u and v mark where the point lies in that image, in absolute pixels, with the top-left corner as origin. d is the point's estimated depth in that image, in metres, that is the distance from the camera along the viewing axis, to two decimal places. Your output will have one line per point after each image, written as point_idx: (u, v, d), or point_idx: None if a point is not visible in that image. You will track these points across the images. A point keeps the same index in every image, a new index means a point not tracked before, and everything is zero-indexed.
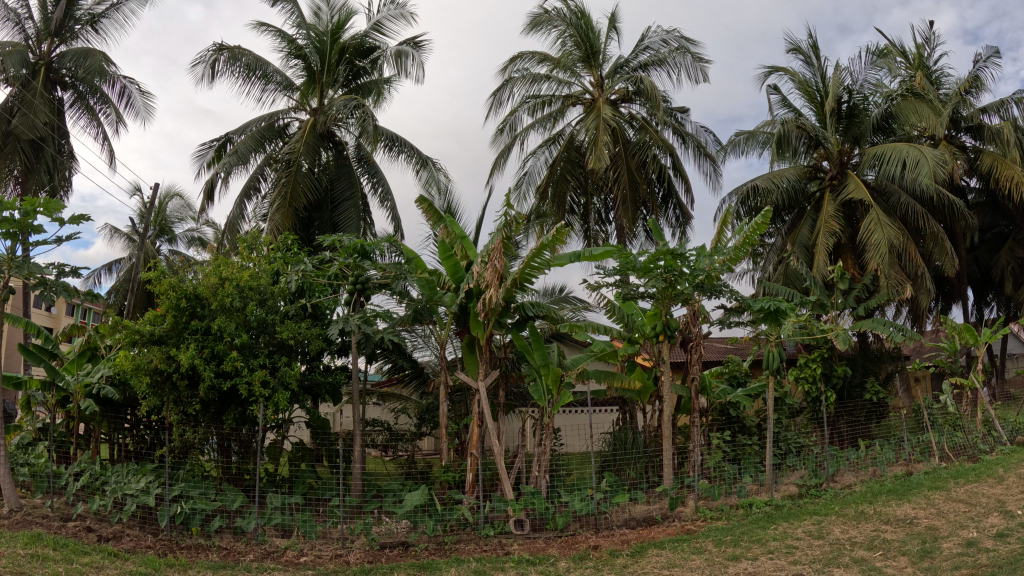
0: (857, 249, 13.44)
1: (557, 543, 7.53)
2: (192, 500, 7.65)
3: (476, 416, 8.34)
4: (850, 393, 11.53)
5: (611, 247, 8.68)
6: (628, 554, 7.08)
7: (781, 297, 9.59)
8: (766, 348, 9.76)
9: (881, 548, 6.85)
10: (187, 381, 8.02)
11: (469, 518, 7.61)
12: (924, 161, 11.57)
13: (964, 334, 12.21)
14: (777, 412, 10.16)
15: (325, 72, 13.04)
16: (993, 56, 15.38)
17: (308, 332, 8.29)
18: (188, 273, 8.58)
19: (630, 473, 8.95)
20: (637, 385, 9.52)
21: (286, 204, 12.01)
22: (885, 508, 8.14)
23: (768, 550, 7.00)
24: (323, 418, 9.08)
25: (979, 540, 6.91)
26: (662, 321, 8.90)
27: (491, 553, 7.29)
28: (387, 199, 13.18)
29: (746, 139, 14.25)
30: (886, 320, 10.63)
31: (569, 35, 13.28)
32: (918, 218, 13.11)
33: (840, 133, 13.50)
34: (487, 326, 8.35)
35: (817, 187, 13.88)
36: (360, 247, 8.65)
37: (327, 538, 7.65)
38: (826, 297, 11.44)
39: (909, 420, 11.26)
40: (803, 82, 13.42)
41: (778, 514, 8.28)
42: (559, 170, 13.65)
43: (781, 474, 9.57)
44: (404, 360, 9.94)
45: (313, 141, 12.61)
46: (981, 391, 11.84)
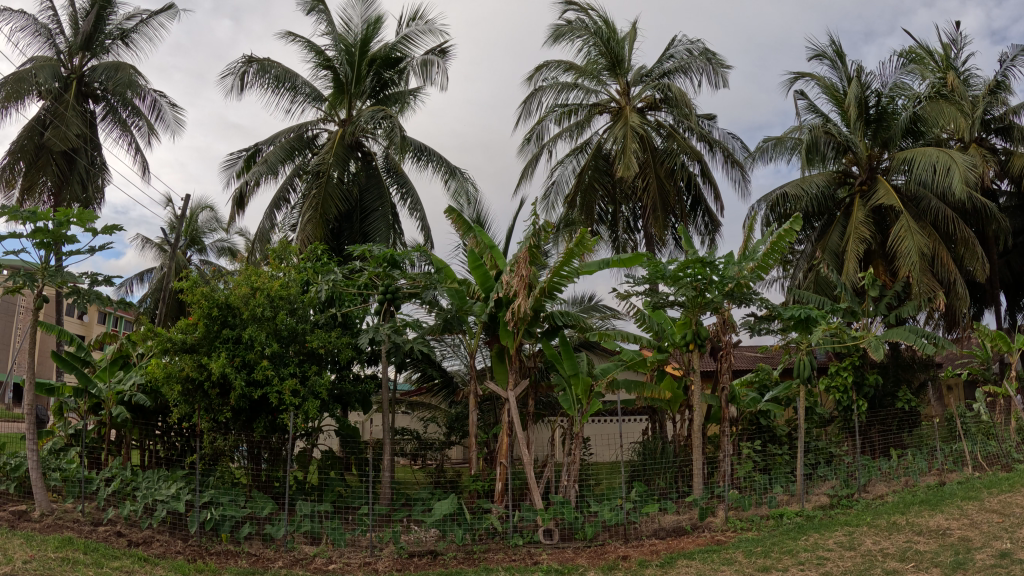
0: (888, 255, 13.24)
1: (585, 552, 7.48)
2: (221, 507, 7.80)
3: (505, 426, 8.34)
4: (881, 402, 11.44)
5: (640, 254, 8.59)
6: (658, 564, 7.03)
7: (812, 305, 9.47)
8: (797, 357, 9.53)
9: (913, 560, 6.72)
10: (219, 389, 8.14)
11: (498, 527, 7.63)
12: (956, 166, 11.37)
13: (997, 341, 11.90)
14: (807, 421, 10.16)
15: (353, 83, 13.21)
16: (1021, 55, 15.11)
17: (338, 342, 8.37)
18: (219, 282, 8.70)
19: (659, 483, 8.87)
20: (667, 395, 9.54)
21: (317, 215, 12.15)
22: (917, 518, 7.98)
23: (799, 561, 6.90)
24: (352, 427, 9.11)
25: (1013, 551, 6.74)
26: (692, 330, 8.74)
27: (520, 562, 7.26)
28: (417, 209, 13.28)
29: (774, 146, 14.10)
30: (919, 328, 10.38)
31: (594, 44, 13.30)
32: (949, 222, 12.87)
33: (869, 139, 13.28)
34: (516, 335, 8.36)
35: (846, 193, 13.73)
36: (390, 256, 8.61)
37: (356, 546, 7.64)
38: (858, 304, 11.23)
39: (942, 429, 11.03)
40: (830, 86, 13.30)
41: (809, 525, 8.15)
42: (587, 179, 13.64)
43: (811, 485, 9.41)
44: (432, 369, 9.98)
45: (342, 151, 12.74)
46: (1016, 399, 11.56)
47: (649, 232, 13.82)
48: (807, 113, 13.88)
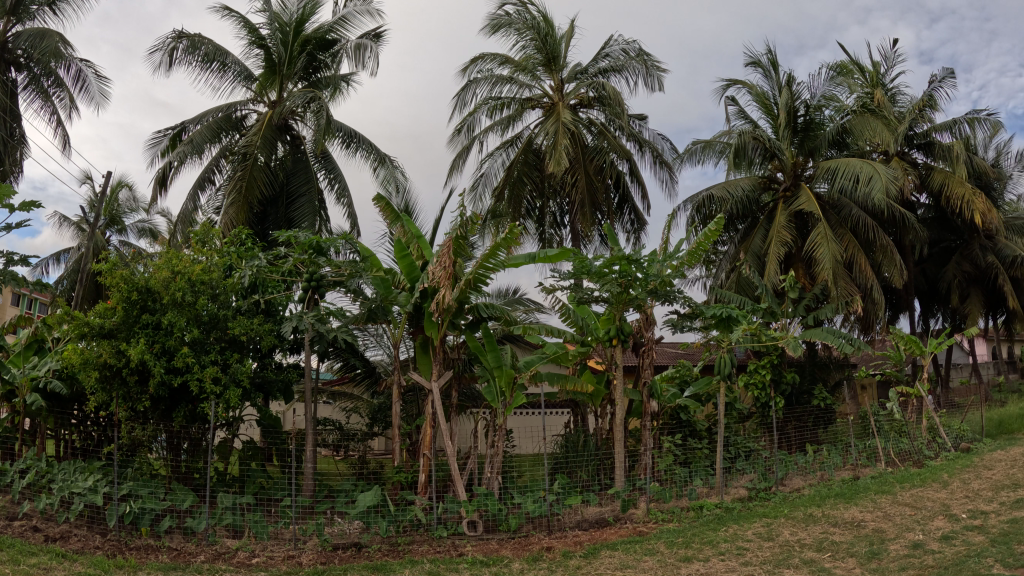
0: (806, 259, 13.80)
1: (509, 544, 7.54)
2: (140, 499, 7.51)
3: (428, 418, 8.27)
4: (799, 399, 11.89)
5: (566, 249, 8.61)
6: (581, 555, 7.11)
7: (733, 305, 9.74)
8: (718, 355, 9.80)
9: (830, 550, 7.01)
10: (138, 376, 7.83)
11: (422, 519, 7.57)
12: (877, 177, 11.84)
13: (910, 344, 12.46)
14: (727, 416, 10.36)
15: (286, 64, 12.90)
16: (948, 77, 15.87)
17: (261, 329, 8.16)
18: (139, 265, 8.32)
19: (581, 476, 8.94)
20: (589, 388, 9.52)
21: (240, 198, 11.83)
22: (832, 511, 8.34)
23: (719, 551, 7.10)
24: (275, 417, 8.91)
25: (925, 542, 7.11)
26: (616, 326, 8.98)
27: (444, 554, 7.24)
28: (344, 195, 13.08)
29: (703, 149, 14.43)
30: (835, 330, 10.80)
31: (531, 39, 13.35)
32: (868, 230, 13.40)
33: (795, 147, 13.75)
34: (441, 326, 8.29)
35: (771, 199, 14.18)
36: (316, 243, 8.32)
37: (279, 539, 7.52)
38: (778, 305, 11.59)
39: (857, 426, 11.55)
40: (761, 95, 13.69)
41: (728, 516, 8.43)
42: (516, 173, 13.69)
43: (730, 478, 9.74)
44: (356, 359, 9.86)
45: (270, 134, 12.42)
46: (926, 399, 12.19)
47: (576, 227, 13.97)
48: (737, 118, 14.26)
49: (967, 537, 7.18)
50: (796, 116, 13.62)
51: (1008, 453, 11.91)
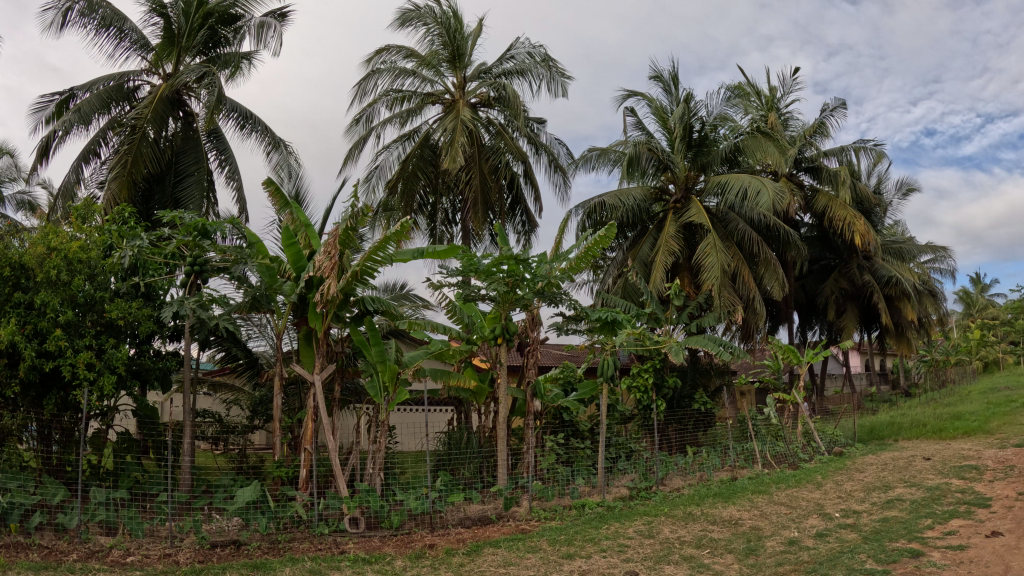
0: (692, 268, 14.41)
1: (392, 541, 7.46)
2: (10, 493, 6.90)
3: (310, 411, 8.04)
4: (679, 403, 12.35)
5: (456, 246, 8.61)
6: (464, 552, 7.13)
7: (620, 309, 10.01)
8: (602, 357, 9.99)
9: (708, 546, 7.32)
10: (6, 359, 7.28)
11: (303, 515, 7.42)
12: (765, 191, 12.41)
13: (788, 354, 13.13)
14: (609, 418, 10.55)
15: (185, 36, 12.32)
16: (839, 107, 16.90)
17: (138, 313, 7.68)
18: (12, 238, 7.77)
19: (465, 473, 9.15)
20: (473, 385, 9.58)
21: (124, 173, 11.20)
22: (711, 509, 8.72)
23: (601, 548, 7.29)
24: (152, 408, 8.42)
25: (800, 539, 7.54)
26: (501, 325, 9.09)
27: (325, 552, 7.08)
28: (235, 178, 12.66)
29: (599, 156, 14.80)
30: (716, 340, 11.22)
31: (438, 34, 13.33)
32: (752, 244, 14.14)
33: (689, 161, 14.19)
34: (325, 318, 8.12)
35: (659, 209, 14.82)
36: (201, 226, 8.01)
37: (155, 536, 7.17)
38: (662, 311, 11.98)
39: (735, 430, 12.11)
40: (660, 109, 14.17)
41: (609, 514, 8.66)
42: (411, 167, 13.57)
43: (612, 477, 9.98)
44: (237, 350, 9.50)
45: (163, 109, 11.86)
46: (801, 406, 12.95)
47: (468, 225, 14.06)
48: (635, 130, 14.70)
49: (839, 534, 7.69)
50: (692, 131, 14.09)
51: (873, 457, 12.81)
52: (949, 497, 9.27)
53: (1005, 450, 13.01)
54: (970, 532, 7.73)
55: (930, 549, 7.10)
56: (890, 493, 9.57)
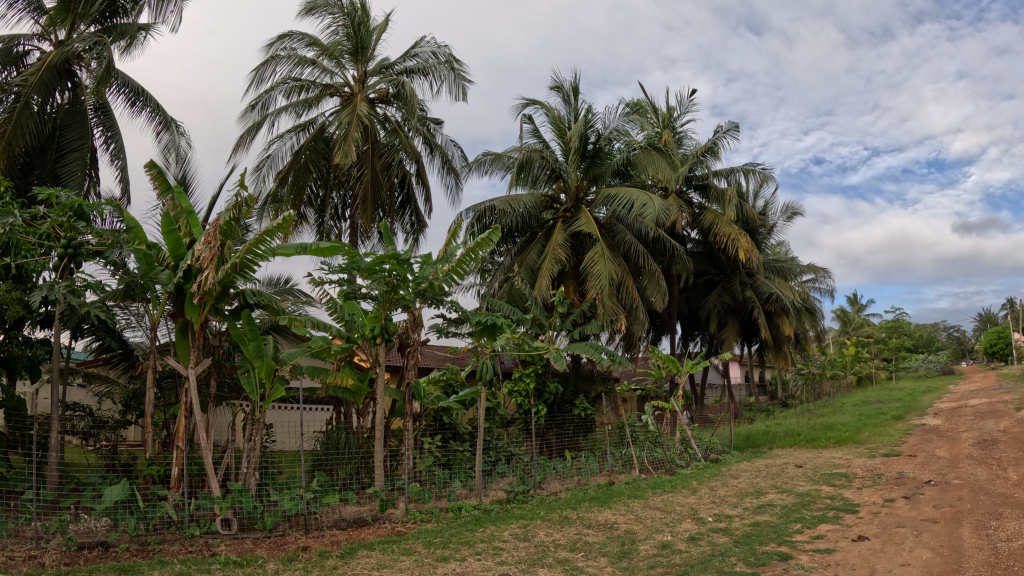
0: (577, 276, 14.86)
1: (265, 543, 7.33)
2: None
3: (184, 407, 7.83)
4: (560, 408, 12.84)
5: (339, 243, 8.54)
6: (337, 555, 7.07)
7: (500, 314, 10.34)
8: (480, 361, 10.48)
9: (582, 550, 7.52)
10: None
11: (173, 516, 7.16)
12: (650, 206, 12.91)
13: (668, 363, 13.76)
14: (489, 421, 10.73)
15: (80, 4, 11.51)
16: (732, 129, 17.71)
17: (4, 296, 7.16)
18: None
19: (341, 475, 9.10)
20: (350, 384, 9.56)
21: (1, 144, 10.45)
22: (586, 513, 8.98)
23: (475, 551, 7.37)
24: (18, 399, 8.01)
25: (673, 543, 7.84)
26: (381, 325, 9.02)
27: (196, 554, 6.87)
28: (121, 157, 12.05)
29: (493, 160, 15.09)
30: (596, 345, 11.74)
31: (343, 25, 13.21)
32: (638, 256, 14.66)
33: (581, 172, 14.63)
34: (202, 310, 7.84)
35: (550, 216, 15.22)
36: (78, 206, 7.67)
37: (20, 537, 6.76)
38: (546, 317, 12.66)
39: (614, 436, 12.60)
40: (557, 118, 14.53)
41: (484, 517, 8.86)
42: (303, 158, 13.40)
43: (490, 481, 10.23)
44: (112, 340, 9.05)
45: (51, 79, 11.17)
46: (679, 414, 13.77)
47: (356, 221, 14.04)
48: (530, 137, 15.03)
49: (710, 538, 8.04)
50: (588, 142, 14.42)
51: (747, 464, 13.68)
52: (819, 503, 9.99)
53: (871, 460, 14.70)
54: (836, 536, 8.29)
55: (799, 552, 7.52)
56: (761, 498, 10.14)
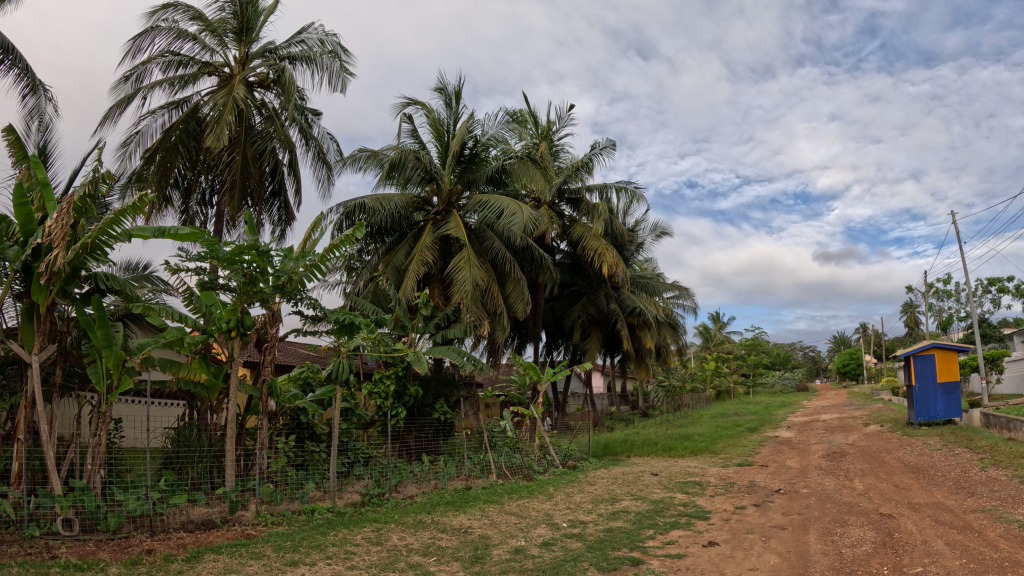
0: (443, 280, 16.13)
1: (109, 546, 7.11)
2: None
3: (25, 397, 7.48)
4: (421, 411, 13.58)
5: (200, 230, 8.55)
6: (183, 559, 6.94)
7: (358, 315, 11.43)
8: (336, 360, 11.18)
9: (435, 554, 7.74)
10: None
11: (12, 515, 6.89)
12: (518, 215, 14.60)
13: (532, 371, 15.70)
14: (347, 422, 11.55)
15: None
16: (608, 147, 18.52)
17: None
18: None
19: (191, 474, 8.99)
20: (203, 378, 9.27)
21: None
22: (441, 517, 9.64)
23: (326, 555, 7.50)
24: None
25: (526, 548, 8.16)
26: (237, 317, 9.18)
27: (36, 557, 6.62)
28: None
29: (368, 157, 15.51)
30: (458, 350, 13.07)
31: (230, 2, 13.07)
32: (504, 263, 16.46)
33: (457, 175, 16.26)
34: (50, 292, 7.53)
35: (422, 218, 16.70)
36: None
37: None
38: (409, 321, 13.39)
39: (473, 441, 13.94)
40: (437, 122, 15.98)
41: (337, 520, 9.28)
42: (174, 138, 13.48)
43: (346, 483, 10.92)
44: None
45: None
46: (539, 421, 15.61)
47: (222, 209, 14.28)
48: (408, 138, 16.06)
49: (563, 543, 8.48)
50: (465, 148, 15.85)
51: (603, 471, 15.41)
52: (672, 510, 11.16)
53: (724, 469, 16.63)
54: (686, 543, 9.02)
55: (649, 557, 8.09)
56: (614, 505, 11.24)
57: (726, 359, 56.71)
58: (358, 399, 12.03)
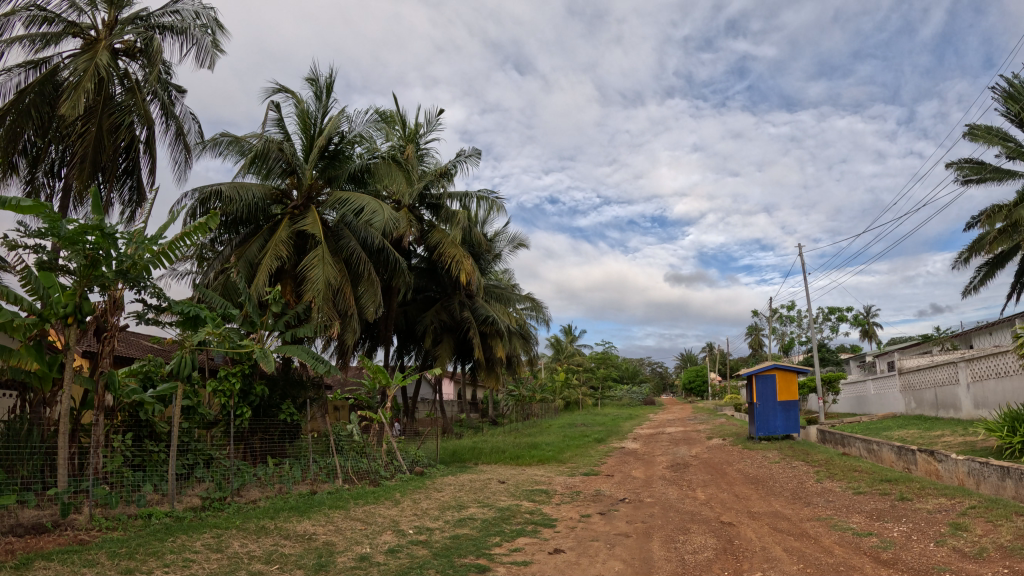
0: (294, 276, 17.62)
1: None
2: None
3: None
4: (267, 412, 14.11)
5: (41, 203, 8.18)
6: (11, 566, 6.63)
7: (204, 309, 11.94)
8: (180, 355, 11.30)
9: (276, 562, 8.28)
10: None
11: None
12: (380, 213, 16.29)
13: (379, 376, 17.76)
14: (188, 421, 11.62)
15: None
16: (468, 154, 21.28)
17: None
18: None
19: (20, 472, 8.24)
20: (33, 367, 8.77)
21: None
22: (284, 524, 10.40)
23: (164, 562, 7.57)
24: None
25: (372, 555, 8.99)
26: (76, 303, 8.78)
27: None
28: None
29: (231, 142, 16.80)
30: (304, 350, 13.93)
31: None
32: (357, 262, 17.59)
33: (319, 169, 17.86)
34: None
35: (279, 210, 17.82)
36: None
37: None
38: (258, 316, 14.44)
39: (318, 444, 14.67)
40: (304, 114, 17.40)
41: (175, 526, 9.42)
42: (28, 101, 12.46)
43: (186, 486, 11.01)
44: None
45: None
46: (384, 424, 17.11)
47: (70, 182, 13.38)
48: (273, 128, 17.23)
49: (409, 551, 9.38)
50: (330, 143, 17.65)
51: (451, 478, 16.89)
52: (519, 517, 12.29)
53: (571, 478, 18.01)
54: (533, 549, 9.82)
55: (496, 564, 8.71)
56: (462, 513, 12.52)
57: (574, 372, 61.52)
58: (200, 398, 12.22)
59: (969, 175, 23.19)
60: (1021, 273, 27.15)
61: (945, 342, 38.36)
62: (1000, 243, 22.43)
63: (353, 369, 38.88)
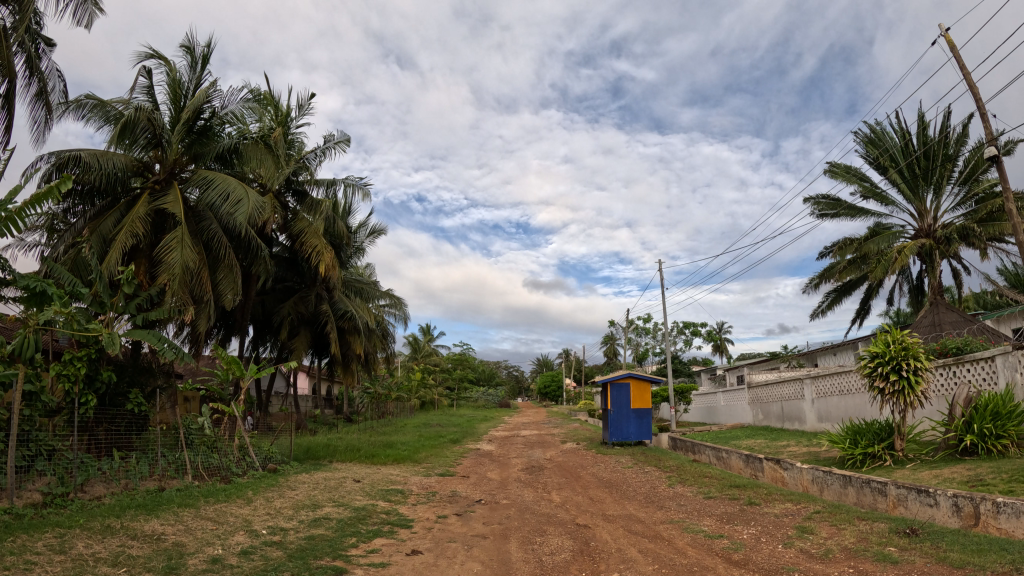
0: (150, 257, 16.39)
1: None
2: None
3: None
4: (112, 401, 12.85)
5: None
6: None
7: (51, 284, 10.61)
8: (21, 335, 10.12)
9: (123, 564, 7.75)
10: None
11: None
12: (245, 201, 15.56)
13: (233, 367, 17.20)
14: (29, 408, 10.45)
15: None
16: (341, 141, 22.09)
17: None
18: None
19: None
20: None
21: None
22: (132, 523, 9.63)
23: (2, 565, 7.19)
24: None
25: (227, 557, 8.56)
26: None
27: None
28: None
29: (95, 106, 15.42)
30: (160, 337, 12.79)
31: None
32: (220, 248, 16.85)
33: (186, 146, 16.74)
34: None
35: (140, 184, 16.54)
36: None
37: None
38: (108, 297, 12.74)
39: (168, 438, 13.58)
40: (177, 82, 16.32)
41: (14, 524, 8.66)
42: None
43: (26, 479, 9.87)
44: None
45: None
46: (237, 419, 16.22)
47: None
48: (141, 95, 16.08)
49: (263, 552, 8.99)
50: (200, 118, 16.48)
51: (304, 475, 16.28)
52: (376, 517, 12.09)
53: (427, 478, 17.83)
54: (390, 551, 9.79)
55: (354, 566, 8.75)
56: (317, 512, 12.14)
57: (433, 372, 61.71)
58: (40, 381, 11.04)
59: (826, 210, 25.32)
60: (860, 304, 30.05)
61: (791, 360, 41.22)
62: (850, 272, 24.75)
63: (203, 356, 36.58)
